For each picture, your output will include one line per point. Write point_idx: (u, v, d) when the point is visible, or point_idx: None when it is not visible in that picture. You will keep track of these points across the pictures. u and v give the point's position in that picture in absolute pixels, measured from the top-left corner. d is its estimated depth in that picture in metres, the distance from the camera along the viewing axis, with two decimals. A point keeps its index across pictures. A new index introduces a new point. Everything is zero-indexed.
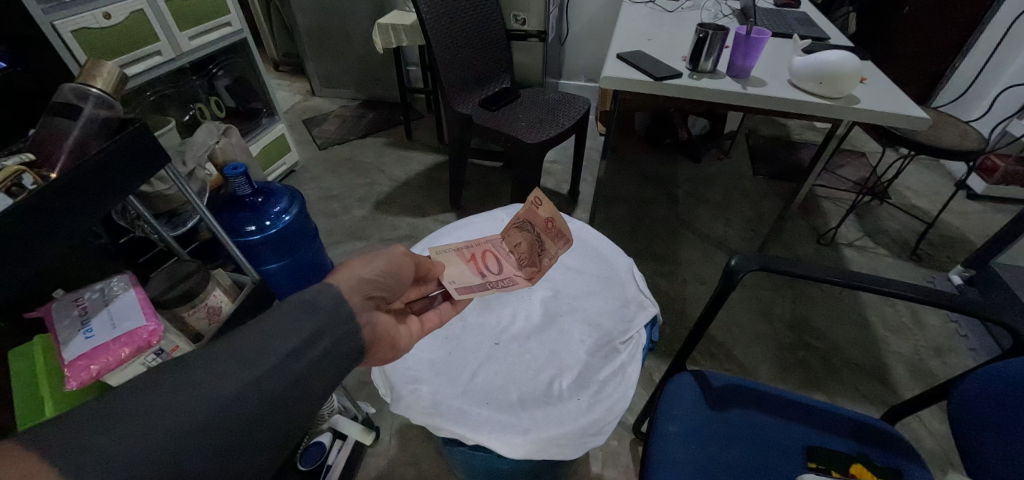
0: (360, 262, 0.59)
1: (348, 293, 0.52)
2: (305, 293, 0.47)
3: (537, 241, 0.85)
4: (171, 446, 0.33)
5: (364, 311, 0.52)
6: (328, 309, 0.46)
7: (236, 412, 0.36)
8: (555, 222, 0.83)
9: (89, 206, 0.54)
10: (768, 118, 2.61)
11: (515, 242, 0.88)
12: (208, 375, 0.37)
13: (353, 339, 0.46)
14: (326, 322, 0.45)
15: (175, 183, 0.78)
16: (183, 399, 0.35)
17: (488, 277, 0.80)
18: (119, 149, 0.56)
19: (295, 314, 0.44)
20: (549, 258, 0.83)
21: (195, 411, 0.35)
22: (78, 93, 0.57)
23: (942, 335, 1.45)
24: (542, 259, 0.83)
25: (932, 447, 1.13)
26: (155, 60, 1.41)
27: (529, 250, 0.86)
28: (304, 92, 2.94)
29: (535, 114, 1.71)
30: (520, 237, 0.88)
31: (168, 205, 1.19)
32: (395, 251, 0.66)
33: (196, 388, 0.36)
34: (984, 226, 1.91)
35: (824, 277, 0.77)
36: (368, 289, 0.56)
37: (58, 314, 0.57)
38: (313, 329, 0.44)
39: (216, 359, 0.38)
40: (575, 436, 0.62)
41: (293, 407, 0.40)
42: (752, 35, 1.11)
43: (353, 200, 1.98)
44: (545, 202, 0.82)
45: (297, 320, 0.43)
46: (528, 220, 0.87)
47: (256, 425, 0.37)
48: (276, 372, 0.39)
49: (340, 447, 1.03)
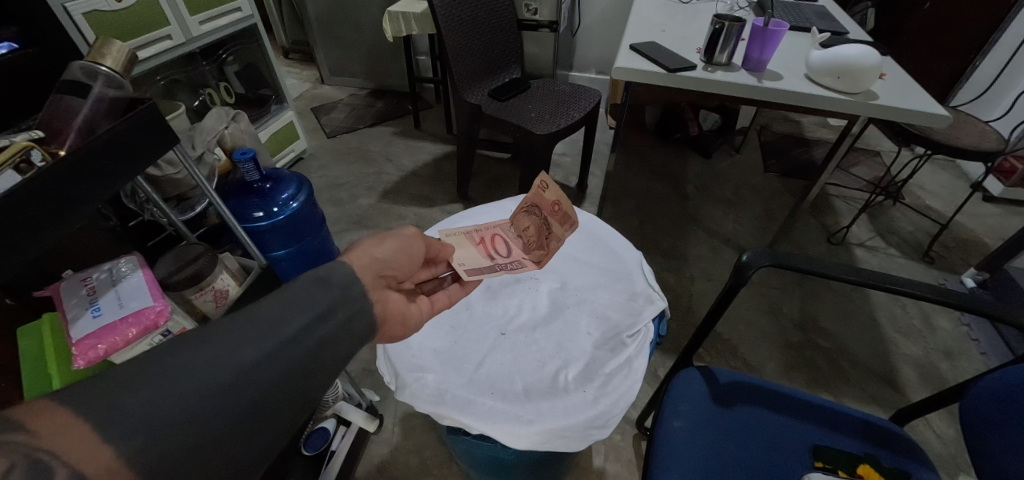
0: (371, 241, 0.59)
1: (360, 271, 0.51)
2: (317, 270, 0.47)
3: (544, 224, 0.85)
4: (183, 420, 0.32)
5: (378, 289, 0.52)
6: (340, 287, 0.46)
7: (248, 389, 0.35)
8: (561, 205, 0.83)
9: (99, 185, 0.54)
10: (782, 115, 2.57)
11: (523, 226, 0.86)
12: (222, 346, 0.36)
13: (361, 320, 0.45)
14: (338, 299, 0.44)
15: (186, 166, 0.78)
16: (195, 366, 0.34)
17: (497, 259, 0.79)
18: (127, 129, 0.55)
19: (308, 291, 0.43)
20: (557, 240, 0.83)
21: (204, 389, 0.34)
22: (86, 71, 0.56)
23: (953, 338, 1.43)
24: (550, 242, 0.82)
25: (939, 450, 1.12)
26: (165, 44, 1.41)
27: (536, 233, 0.85)
28: (313, 80, 2.93)
29: (544, 105, 1.69)
30: (528, 221, 0.87)
31: (177, 189, 1.20)
32: (406, 232, 0.66)
33: (206, 364, 0.35)
34: (1000, 229, 1.87)
35: (838, 274, 0.76)
36: (380, 268, 0.56)
37: (67, 294, 0.58)
38: (326, 307, 0.43)
39: (224, 337, 0.37)
40: (580, 428, 0.61)
41: (306, 381, 0.39)
42: (769, 27, 1.09)
43: (361, 189, 1.98)
44: (551, 185, 0.82)
45: (311, 298, 0.43)
46: (535, 203, 0.86)
47: (264, 405, 0.36)
48: (287, 354, 0.38)
49: (344, 433, 1.04)
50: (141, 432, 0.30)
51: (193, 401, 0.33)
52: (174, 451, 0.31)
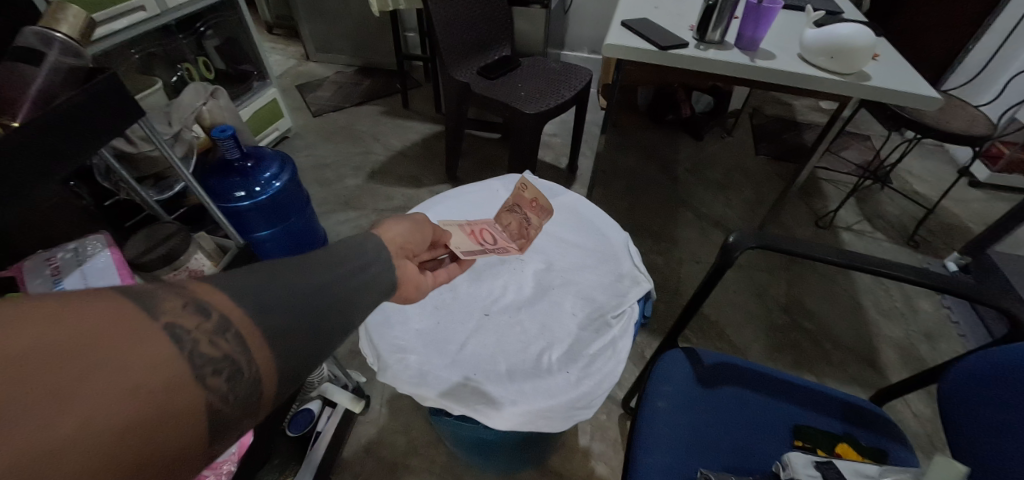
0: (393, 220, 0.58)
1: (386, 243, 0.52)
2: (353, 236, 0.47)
3: (525, 219, 0.87)
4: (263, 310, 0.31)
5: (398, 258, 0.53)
6: (374, 247, 0.47)
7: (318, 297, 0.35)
8: (539, 201, 0.90)
9: (61, 158, 0.51)
10: (775, 97, 2.55)
11: (506, 222, 0.86)
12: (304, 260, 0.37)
13: (392, 276, 0.46)
14: (375, 254, 0.45)
15: (158, 146, 0.74)
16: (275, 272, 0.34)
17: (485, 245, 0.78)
18: (86, 100, 0.52)
19: (350, 244, 0.45)
20: (537, 229, 0.86)
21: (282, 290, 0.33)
22: (41, 38, 0.52)
23: (934, 320, 1.45)
24: (531, 231, 0.85)
25: (916, 429, 1.15)
26: (139, 15, 1.34)
27: (518, 228, 0.86)
28: (298, 56, 2.84)
29: (535, 84, 1.65)
30: (510, 218, 0.87)
31: (153, 168, 1.15)
32: (418, 217, 0.63)
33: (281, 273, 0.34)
34: (983, 214, 1.90)
35: (823, 257, 0.76)
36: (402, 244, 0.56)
37: (29, 274, 0.54)
38: (367, 256, 0.44)
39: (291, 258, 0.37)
40: (563, 409, 0.61)
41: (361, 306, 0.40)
42: (763, 4, 1.05)
43: (348, 170, 1.94)
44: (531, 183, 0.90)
45: (354, 249, 0.44)
46: (516, 203, 0.89)
47: (329, 317, 0.36)
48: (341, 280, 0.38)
49: (330, 414, 1.05)
50: (256, 304, 0.31)
51: (296, 292, 0.34)
52: (279, 321, 0.32)
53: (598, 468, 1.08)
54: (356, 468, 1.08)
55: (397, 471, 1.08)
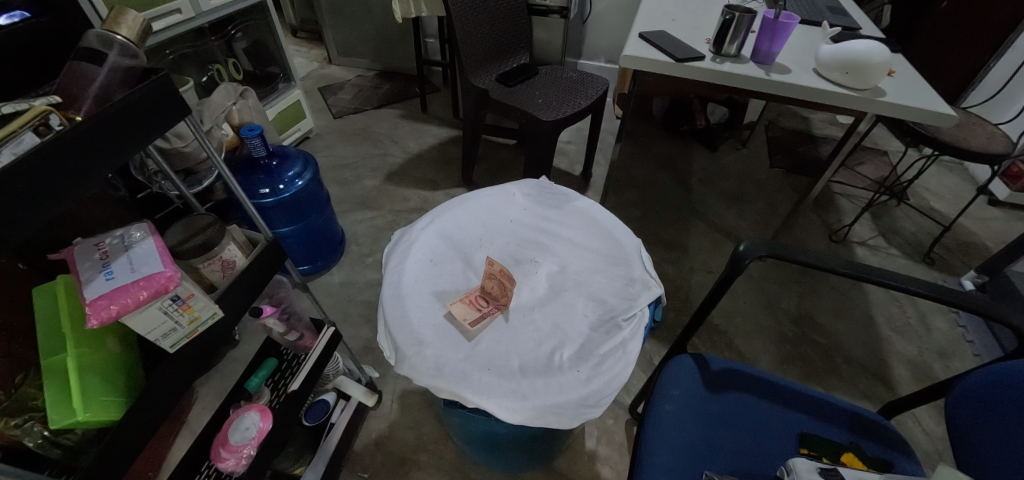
0: None
1: None
2: None
3: (500, 286, 0.76)
4: None
5: None
6: None
7: None
8: (500, 272, 0.76)
9: (109, 153, 0.51)
10: (791, 111, 2.55)
11: (488, 289, 0.76)
12: None
13: None
14: None
15: (195, 138, 0.72)
16: None
17: (480, 310, 0.74)
18: (141, 97, 0.54)
19: None
20: (509, 290, 0.76)
21: None
22: (102, 40, 0.54)
23: (948, 338, 1.44)
24: (507, 293, 0.76)
25: (926, 446, 1.14)
26: (175, 18, 1.42)
27: (497, 293, 0.75)
28: (321, 59, 2.93)
29: (551, 91, 1.69)
30: (489, 284, 0.76)
31: (185, 163, 1.21)
32: None
33: None
34: (1003, 233, 1.87)
35: (834, 268, 0.76)
36: None
37: (80, 257, 0.58)
38: None
39: None
40: (572, 406, 0.63)
41: None
42: (779, 19, 1.08)
43: (366, 171, 1.99)
44: (495, 265, 0.76)
45: None
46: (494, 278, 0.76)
47: None
48: None
49: (344, 407, 1.07)
50: None
51: None
52: None
53: (604, 472, 1.10)
54: (367, 461, 1.11)
55: (405, 465, 1.10)
